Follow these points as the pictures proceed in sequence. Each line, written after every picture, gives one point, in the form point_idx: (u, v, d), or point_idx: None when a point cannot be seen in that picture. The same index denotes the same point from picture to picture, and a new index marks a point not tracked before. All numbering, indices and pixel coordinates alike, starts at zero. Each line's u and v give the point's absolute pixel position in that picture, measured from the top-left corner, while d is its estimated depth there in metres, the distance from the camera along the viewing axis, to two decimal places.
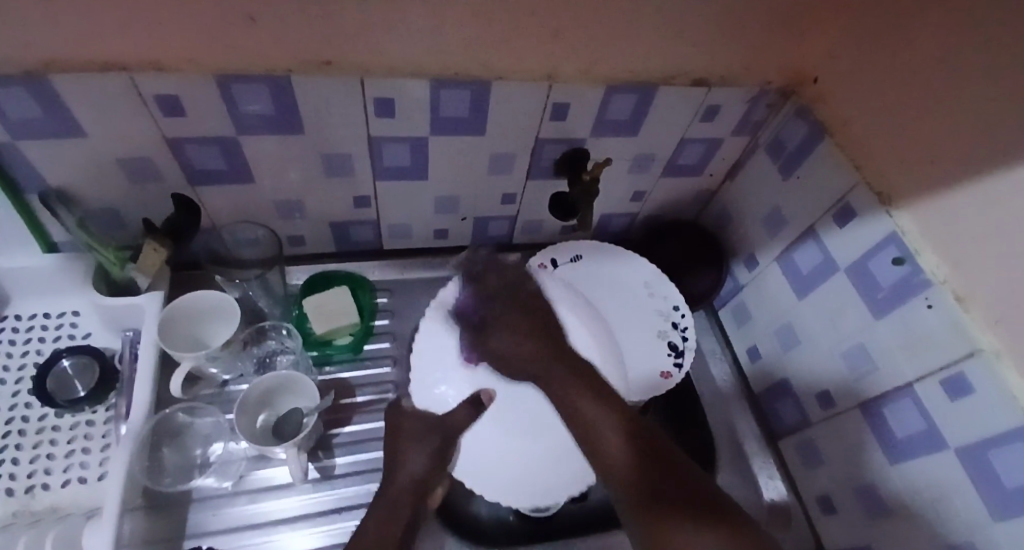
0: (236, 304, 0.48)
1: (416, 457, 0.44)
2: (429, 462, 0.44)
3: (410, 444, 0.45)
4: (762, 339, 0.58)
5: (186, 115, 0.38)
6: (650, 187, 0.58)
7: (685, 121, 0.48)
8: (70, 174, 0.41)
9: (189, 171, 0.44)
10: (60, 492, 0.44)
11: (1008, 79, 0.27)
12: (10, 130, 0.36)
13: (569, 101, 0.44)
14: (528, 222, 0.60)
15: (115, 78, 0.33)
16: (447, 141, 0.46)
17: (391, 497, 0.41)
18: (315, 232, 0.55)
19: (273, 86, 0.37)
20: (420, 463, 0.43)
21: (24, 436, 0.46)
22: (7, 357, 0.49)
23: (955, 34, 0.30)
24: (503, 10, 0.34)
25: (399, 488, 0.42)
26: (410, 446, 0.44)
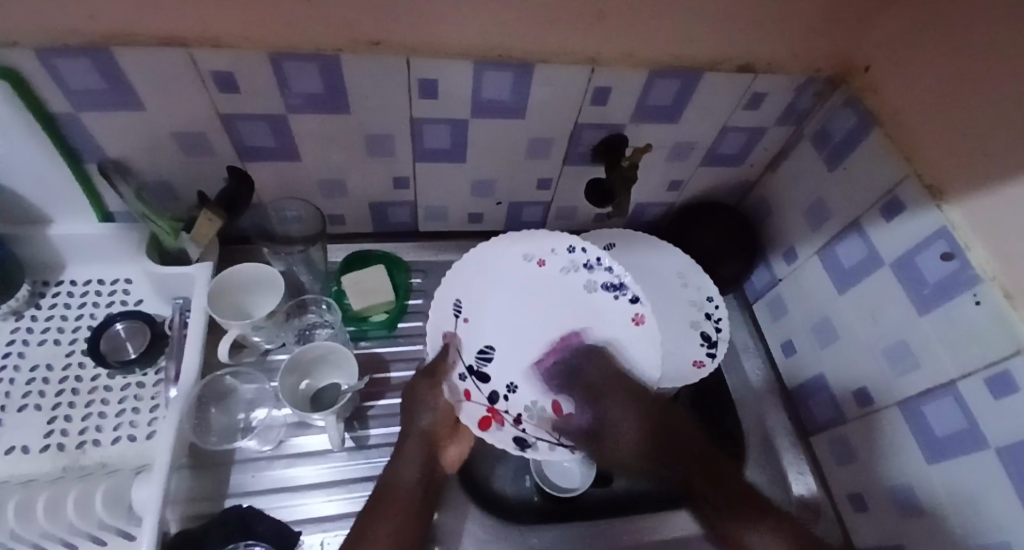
0: (281, 277, 0.49)
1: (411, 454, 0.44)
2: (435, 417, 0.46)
3: (422, 405, 0.46)
4: (797, 333, 0.57)
5: (238, 91, 0.39)
6: (687, 176, 0.57)
7: (727, 109, 0.48)
8: (128, 147, 0.43)
9: (239, 146, 0.45)
10: (110, 448, 0.46)
11: None
12: (76, 101, 0.38)
13: (610, 85, 0.44)
14: (562, 208, 0.60)
15: (174, 54, 0.35)
16: (487, 124, 0.46)
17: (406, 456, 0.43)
18: (354, 211, 0.56)
19: (323, 66, 0.38)
20: (428, 420, 0.45)
21: (77, 395, 0.48)
22: (63, 320, 0.52)
23: (1007, 23, 0.29)
24: None
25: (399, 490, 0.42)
26: (416, 408, 0.46)
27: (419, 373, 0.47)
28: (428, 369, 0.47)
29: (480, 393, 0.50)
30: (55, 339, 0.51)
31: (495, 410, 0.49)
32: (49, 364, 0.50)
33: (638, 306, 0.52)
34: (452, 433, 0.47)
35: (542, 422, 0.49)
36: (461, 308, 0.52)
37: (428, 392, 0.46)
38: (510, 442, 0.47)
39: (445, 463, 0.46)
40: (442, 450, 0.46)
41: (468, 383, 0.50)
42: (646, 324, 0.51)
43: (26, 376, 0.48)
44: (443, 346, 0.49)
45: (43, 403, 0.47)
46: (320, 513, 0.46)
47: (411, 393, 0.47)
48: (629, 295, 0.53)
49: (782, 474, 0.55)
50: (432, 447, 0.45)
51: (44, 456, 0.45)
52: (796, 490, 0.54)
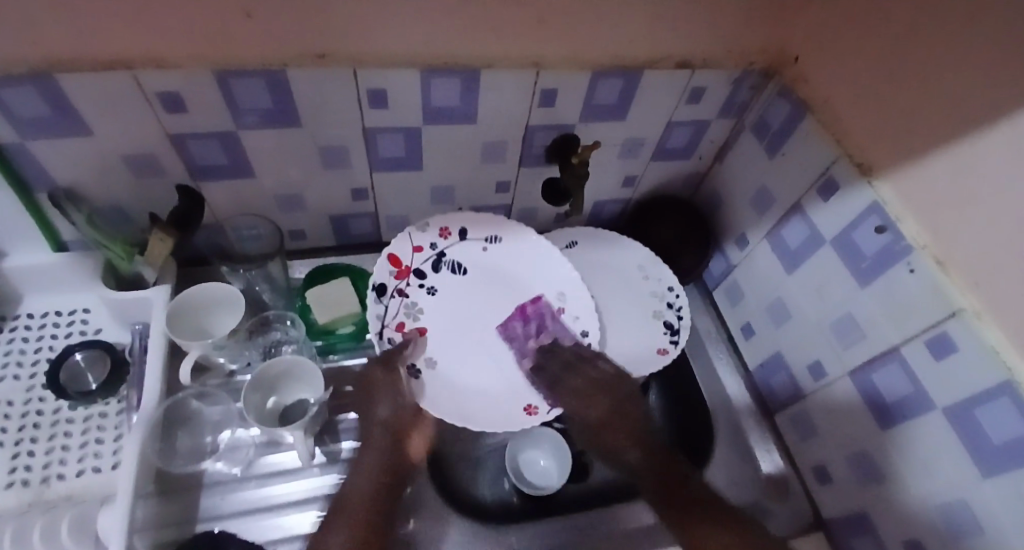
0: (230, 287, 0.49)
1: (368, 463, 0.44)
2: (395, 405, 0.46)
3: (380, 396, 0.46)
4: (753, 316, 0.59)
5: (188, 110, 0.39)
6: (641, 172, 0.59)
7: (672, 104, 0.50)
8: (77, 173, 0.43)
9: (192, 166, 0.45)
10: (74, 481, 0.45)
11: (972, 53, 0.28)
12: (19, 129, 0.37)
13: (556, 87, 0.45)
14: (522, 210, 0.61)
15: (119, 76, 0.35)
16: (440, 131, 0.47)
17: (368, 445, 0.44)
18: (315, 225, 0.56)
19: (271, 81, 0.38)
20: (386, 411, 0.46)
21: (39, 429, 0.47)
22: (20, 355, 0.50)
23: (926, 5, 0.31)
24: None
25: (354, 501, 0.41)
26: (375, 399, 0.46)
27: (372, 366, 0.47)
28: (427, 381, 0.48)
29: (427, 253, 0.55)
30: (14, 374, 0.49)
31: (400, 320, 0.54)
32: (9, 400, 0.48)
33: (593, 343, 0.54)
34: (415, 422, 0.47)
35: (404, 315, 0.54)
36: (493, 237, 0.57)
37: (384, 380, 0.47)
38: (378, 277, 0.52)
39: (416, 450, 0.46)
40: (405, 439, 0.46)
41: (427, 242, 0.55)
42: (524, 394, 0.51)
43: None
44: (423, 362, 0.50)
45: (5, 439, 0.46)
46: (294, 529, 0.45)
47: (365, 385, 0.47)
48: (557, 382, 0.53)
49: (749, 453, 0.57)
50: (398, 438, 0.45)
51: (9, 494, 0.43)
52: (764, 467, 0.56)
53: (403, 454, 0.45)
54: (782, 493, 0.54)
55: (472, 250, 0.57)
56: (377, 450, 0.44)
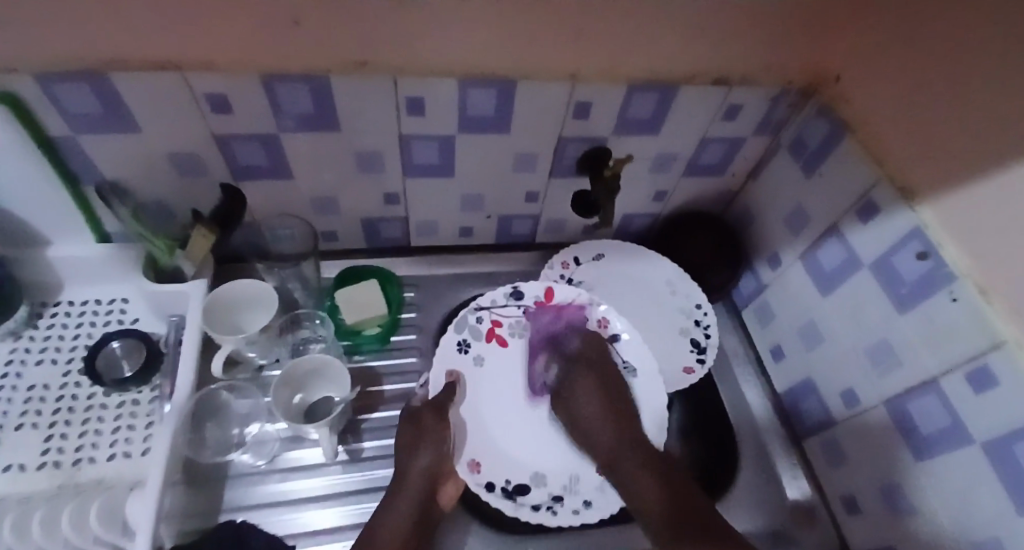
0: (276, 297, 0.49)
1: (399, 504, 0.44)
2: (438, 454, 0.46)
3: (425, 439, 0.47)
4: (785, 338, 0.58)
5: (232, 112, 0.41)
6: (672, 187, 0.58)
7: (707, 119, 0.49)
8: (125, 168, 0.45)
9: (234, 166, 0.47)
10: (104, 466, 0.46)
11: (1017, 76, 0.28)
12: (73, 123, 0.39)
13: (591, 100, 0.45)
14: (551, 221, 0.61)
15: (170, 77, 0.37)
16: (473, 140, 0.48)
17: (406, 492, 0.44)
18: (347, 228, 0.57)
19: (313, 87, 0.40)
20: (427, 459, 0.46)
21: (74, 413, 0.48)
22: (60, 340, 0.52)
23: (971, 26, 0.31)
24: (525, 10, 0.36)
25: (388, 534, 0.42)
26: (419, 445, 0.47)
27: (424, 409, 0.49)
28: (437, 404, 0.49)
29: (575, 315, 0.56)
30: (52, 359, 0.51)
31: (499, 326, 0.57)
32: (46, 384, 0.49)
33: (592, 492, 0.51)
34: (450, 473, 0.47)
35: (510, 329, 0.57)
36: (631, 366, 0.55)
37: (433, 424, 0.48)
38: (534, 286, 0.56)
39: (442, 502, 0.46)
40: (439, 488, 0.46)
41: (583, 314, 0.56)
42: (487, 462, 0.51)
43: (24, 395, 0.48)
44: (446, 387, 0.51)
45: (41, 422, 0.47)
46: (313, 526, 0.46)
47: (415, 428, 0.47)
48: (510, 485, 0.50)
49: (775, 477, 0.56)
50: (433, 482, 0.45)
51: (40, 475, 0.44)
52: (791, 494, 0.54)
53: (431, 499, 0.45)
54: (808, 520, 0.53)
55: (606, 355, 0.56)
56: (413, 491, 0.44)
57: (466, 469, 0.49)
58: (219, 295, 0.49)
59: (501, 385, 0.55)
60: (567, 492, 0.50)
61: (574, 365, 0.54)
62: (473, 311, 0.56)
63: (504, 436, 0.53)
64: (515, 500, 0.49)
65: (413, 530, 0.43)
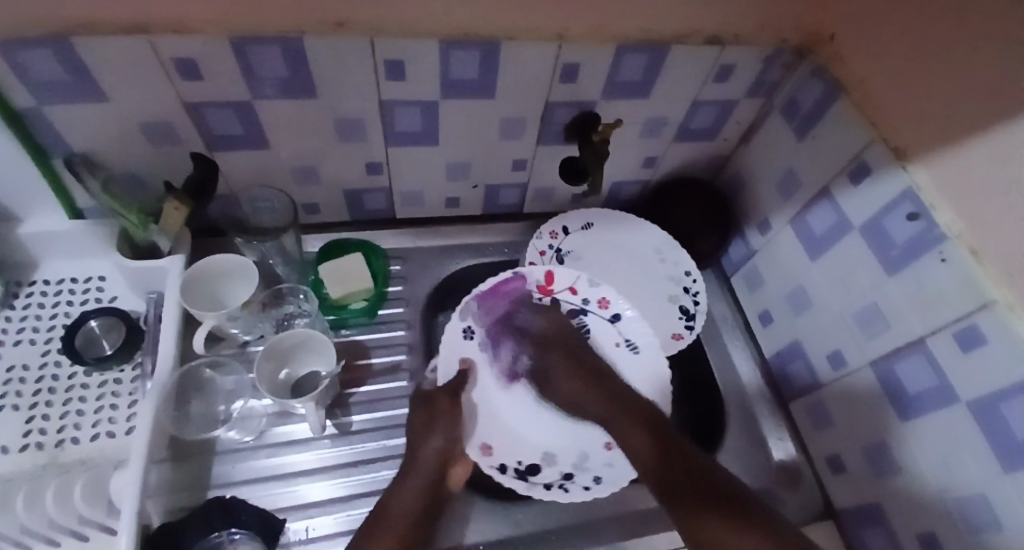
0: (254, 266, 0.48)
1: (410, 484, 0.43)
2: (449, 437, 0.46)
3: (437, 423, 0.46)
4: (773, 303, 0.58)
5: (203, 77, 0.39)
6: (662, 152, 0.57)
7: (699, 81, 0.48)
8: (92, 138, 0.43)
9: (207, 135, 0.45)
10: (88, 445, 0.45)
11: (1010, 30, 0.27)
12: (35, 94, 0.37)
13: (579, 61, 0.43)
14: (539, 190, 0.60)
15: (134, 42, 0.34)
16: (458, 105, 0.46)
17: (418, 473, 0.43)
18: (328, 199, 0.55)
19: (287, 49, 0.37)
20: (440, 441, 0.45)
21: (55, 393, 0.47)
22: (37, 320, 0.51)
23: None
24: None
25: (399, 514, 0.41)
26: (431, 427, 0.46)
27: (438, 392, 0.48)
28: (449, 389, 0.49)
29: (575, 299, 0.56)
30: (30, 338, 0.50)
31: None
32: (25, 364, 0.48)
33: (601, 468, 0.51)
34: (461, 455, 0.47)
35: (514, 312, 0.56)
36: (633, 344, 0.54)
37: (445, 408, 0.47)
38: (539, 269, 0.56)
39: (451, 483, 0.46)
40: (450, 470, 0.46)
41: (583, 295, 0.56)
42: (498, 444, 0.51)
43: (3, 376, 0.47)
44: (460, 372, 0.52)
45: (20, 403, 0.46)
46: (303, 498, 0.46)
47: (428, 411, 0.47)
48: (522, 465, 0.50)
49: (762, 441, 0.56)
50: (445, 464, 0.45)
51: (23, 456, 0.44)
52: (777, 456, 0.55)
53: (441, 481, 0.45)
54: (793, 481, 0.54)
55: (607, 335, 0.56)
56: (425, 473, 0.44)
57: (477, 452, 0.50)
58: (210, 264, 0.48)
59: (506, 373, 0.55)
60: (577, 470, 0.51)
61: (545, 347, 0.53)
62: (474, 296, 0.54)
63: (515, 419, 0.54)
64: (528, 480, 0.49)
65: (423, 510, 0.42)
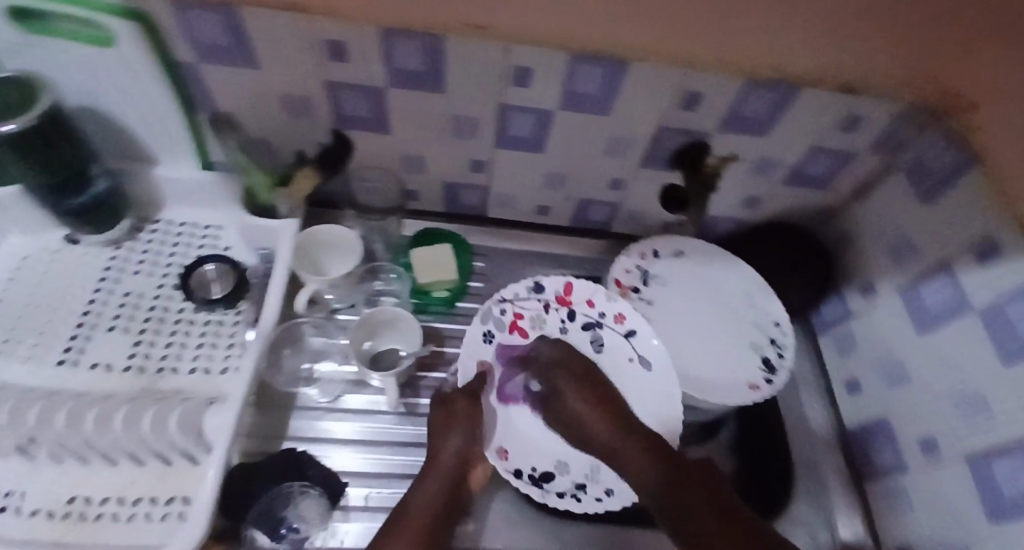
0: (360, 244, 0.52)
1: (427, 486, 0.44)
2: (468, 438, 0.46)
3: (455, 425, 0.46)
4: (864, 374, 0.55)
5: (347, 60, 0.41)
6: (767, 194, 0.55)
7: (824, 127, 0.46)
8: (236, 102, 0.46)
9: (338, 114, 0.48)
10: (186, 377, 0.49)
11: None
12: (200, 53, 0.41)
13: (705, 91, 0.43)
14: (632, 213, 0.60)
15: (294, 18, 0.37)
16: (573, 117, 0.47)
17: (437, 477, 0.44)
18: (429, 190, 0.58)
19: (429, 44, 0.39)
20: (458, 441, 0.45)
21: (164, 325, 0.52)
22: (159, 256, 0.56)
23: None
24: None
25: (415, 516, 0.42)
26: (451, 428, 0.46)
27: (457, 394, 0.48)
28: (471, 391, 0.49)
29: (593, 312, 0.55)
30: (149, 272, 0.55)
31: (522, 318, 0.55)
32: (141, 294, 0.53)
33: (614, 480, 0.50)
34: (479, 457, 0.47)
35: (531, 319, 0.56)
36: (646, 362, 0.53)
37: (463, 408, 0.47)
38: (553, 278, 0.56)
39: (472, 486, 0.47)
40: (470, 471, 0.46)
41: (599, 309, 0.55)
42: (514, 449, 0.50)
43: (121, 301, 0.53)
44: (478, 375, 0.51)
45: (131, 328, 0.51)
46: (365, 468, 0.48)
47: (446, 411, 0.47)
48: (535, 473, 0.49)
49: (828, 513, 0.53)
50: (464, 466, 0.45)
51: (127, 376, 0.48)
52: (841, 533, 0.52)
53: (460, 483, 0.45)
54: None
55: (620, 350, 0.54)
56: (443, 473, 0.44)
57: (495, 455, 0.49)
58: (320, 231, 0.52)
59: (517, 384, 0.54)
60: (589, 480, 0.50)
61: (552, 373, 0.51)
62: (496, 303, 0.54)
63: (528, 424, 0.52)
64: (541, 487, 0.48)
65: (441, 511, 0.43)
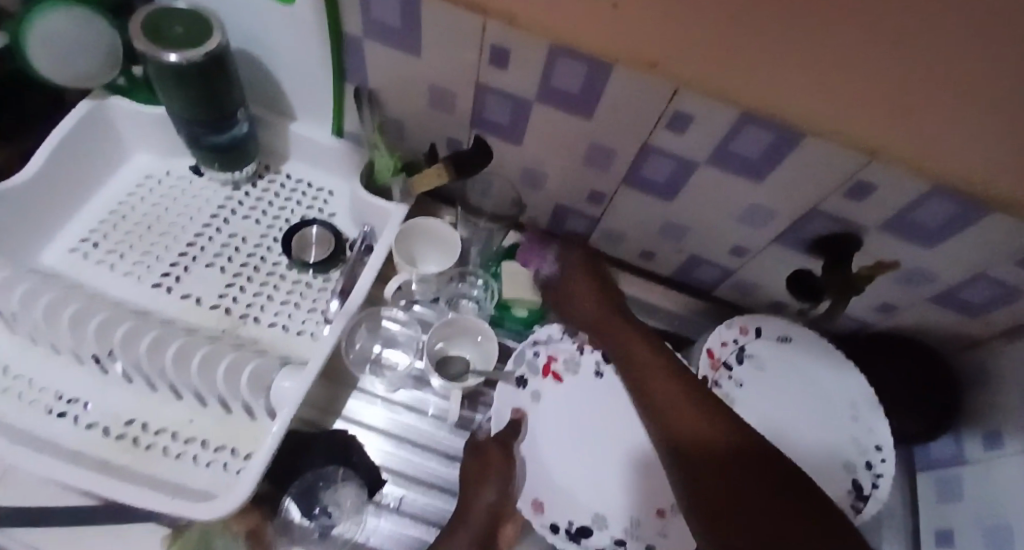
0: (460, 244, 0.53)
1: (460, 537, 0.42)
2: (501, 492, 0.44)
3: (489, 476, 0.44)
4: (963, 529, 0.48)
5: (507, 67, 0.40)
6: (903, 303, 0.50)
7: (997, 254, 0.39)
8: (385, 81, 0.47)
9: (477, 115, 0.47)
10: (265, 330, 0.50)
11: None
12: (367, 29, 0.41)
13: (877, 184, 0.37)
14: (742, 281, 0.56)
15: (465, 16, 0.35)
16: (717, 176, 0.44)
17: (468, 526, 0.42)
18: (539, 206, 0.56)
19: (592, 70, 0.36)
20: (492, 495, 0.44)
21: (256, 274, 0.53)
22: (270, 206, 0.57)
23: None
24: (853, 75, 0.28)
25: None
26: (485, 477, 0.44)
27: (488, 442, 0.46)
28: (502, 440, 0.47)
29: None
30: (257, 219, 0.56)
31: (555, 360, 0.53)
32: (243, 238, 0.55)
33: (653, 537, 0.47)
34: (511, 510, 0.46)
35: (565, 361, 0.53)
36: None
37: (499, 461, 0.45)
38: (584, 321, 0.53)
39: (500, 540, 0.46)
40: (499, 523, 0.45)
41: None
42: (550, 501, 0.47)
43: (225, 241, 0.54)
44: (511, 422, 0.48)
45: (226, 269, 0.53)
46: (408, 470, 0.47)
47: (480, 460, 0.45)
48: (573, 527, 0.47)
49: None
50: (495, 519, 0.44)
51: (212, 314, 0.50)
52: None
53: (491, 535, 0.44)
54: None
55: None
56: (475, 524, 0.43)
57: (529, 508, 0.46)
58: (426, 224, 0.53)
59: (551, 432, 0.50)
60: (629, 536, 0.47)
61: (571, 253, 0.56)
62: (530, 344, 0.52)
63: (563, 476, 0.49)
64: (578, 543, 0.46)
65: None
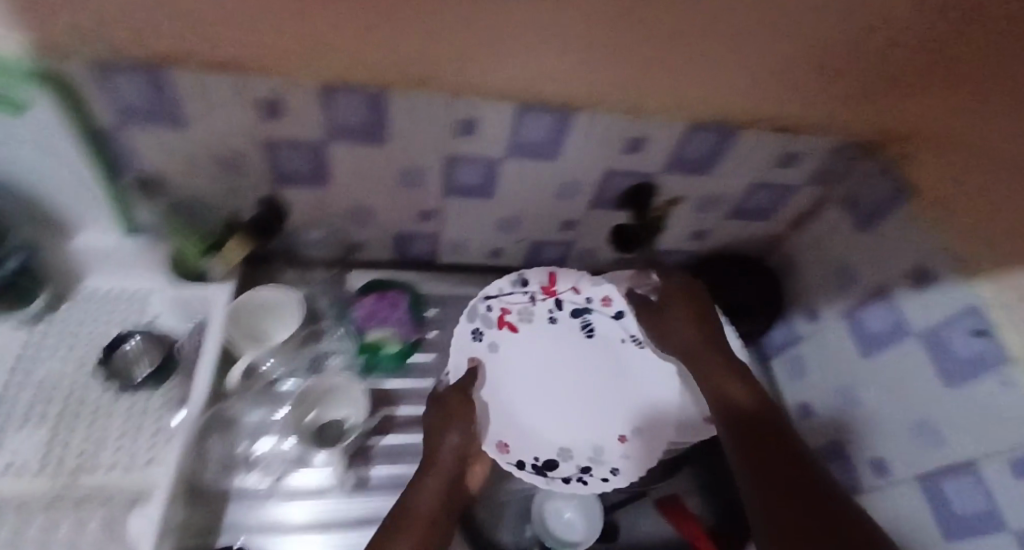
0: (304, 304, 0.51)
1: (430, 483, 0.41)
2: (467, 435, 0.44)
3: (454, 421, 0.45)
4: (818, 396, 0.56)
5: (283, 117, 0.38)
6: (712, 227, 0.57)
7: (765, 164, 0.48)
8: (168, 162, 0.43)
9: (277, 171, 0.45)
10: (105, 475, 0.44)
11: None
12: (121, 116, 0.37)
13: (646, 135, 0.43)
14: (583, 250, 0.61)
15: (217, 78, 0.34)
16: (520, 165, 0.46)
17: (437, 469, 0.42)
18: (378, 239, 0.56)
19: (372, 101, 0.37)
20: (457, 437, 0.44)
21: (81, 416, 0.47)
22: (74, 336, 0.51)
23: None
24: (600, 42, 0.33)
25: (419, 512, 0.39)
26: (450, 423, 0.45)
27: (447, 391, 0.47)
28: (462, 387, 0.48)
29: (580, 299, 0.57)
30: (65, 356, 0.50)
31: (509, 312, 0.55)
32: (55, 383, 0.48)
33: (618, 461, 0.49)
34: (478, 454, 0.45)
35: (523, 308, 0.55)
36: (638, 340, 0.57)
37: (460, 407, 0.46)
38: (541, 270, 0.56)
39: (472, 487, 0.44)
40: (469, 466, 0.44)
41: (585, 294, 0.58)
42: (513, 440, 0.48)
43: (33, 392, 0.47)
44: (468, 371, 0.50)
45: (43, 423, 0.45)
46: None
47: (442, 410, 0.46)
48: (539, 462, 0.47)
49: None
50: (463, 463, 0.43)
51: (39, 480, 0.42)
52: None
53: (461, 479, 0.43)
54: None
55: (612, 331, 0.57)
56: (445, 466, 0.42)
57: (495, 448, 0.46)
58: (256, 297, 0.49)
59: (516, 373, 0.53)
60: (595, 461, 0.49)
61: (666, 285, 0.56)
62: (482, 298, 0.54)
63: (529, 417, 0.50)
64: (546, 475, 0.46)
65: (443, 508, 0.40)
